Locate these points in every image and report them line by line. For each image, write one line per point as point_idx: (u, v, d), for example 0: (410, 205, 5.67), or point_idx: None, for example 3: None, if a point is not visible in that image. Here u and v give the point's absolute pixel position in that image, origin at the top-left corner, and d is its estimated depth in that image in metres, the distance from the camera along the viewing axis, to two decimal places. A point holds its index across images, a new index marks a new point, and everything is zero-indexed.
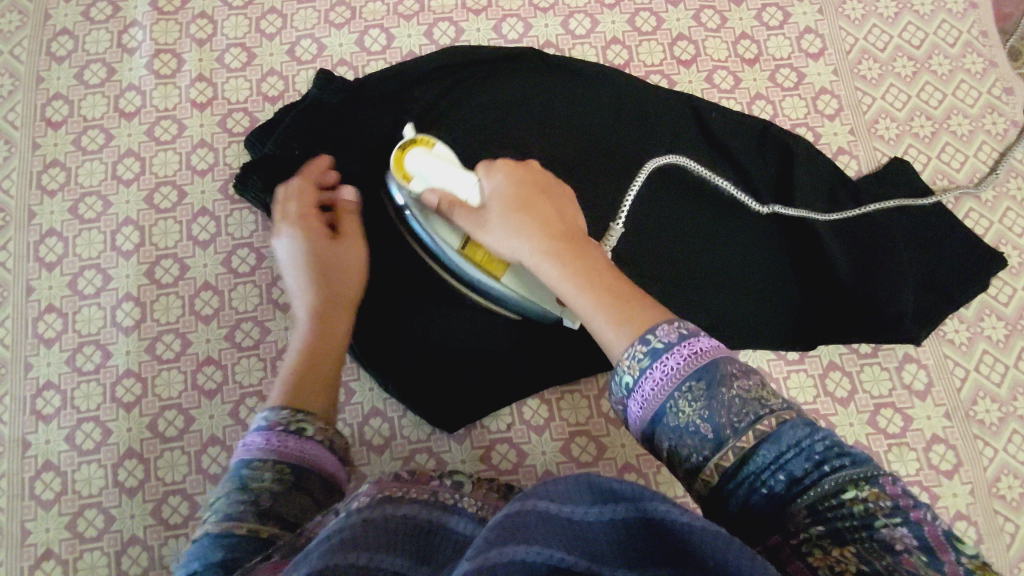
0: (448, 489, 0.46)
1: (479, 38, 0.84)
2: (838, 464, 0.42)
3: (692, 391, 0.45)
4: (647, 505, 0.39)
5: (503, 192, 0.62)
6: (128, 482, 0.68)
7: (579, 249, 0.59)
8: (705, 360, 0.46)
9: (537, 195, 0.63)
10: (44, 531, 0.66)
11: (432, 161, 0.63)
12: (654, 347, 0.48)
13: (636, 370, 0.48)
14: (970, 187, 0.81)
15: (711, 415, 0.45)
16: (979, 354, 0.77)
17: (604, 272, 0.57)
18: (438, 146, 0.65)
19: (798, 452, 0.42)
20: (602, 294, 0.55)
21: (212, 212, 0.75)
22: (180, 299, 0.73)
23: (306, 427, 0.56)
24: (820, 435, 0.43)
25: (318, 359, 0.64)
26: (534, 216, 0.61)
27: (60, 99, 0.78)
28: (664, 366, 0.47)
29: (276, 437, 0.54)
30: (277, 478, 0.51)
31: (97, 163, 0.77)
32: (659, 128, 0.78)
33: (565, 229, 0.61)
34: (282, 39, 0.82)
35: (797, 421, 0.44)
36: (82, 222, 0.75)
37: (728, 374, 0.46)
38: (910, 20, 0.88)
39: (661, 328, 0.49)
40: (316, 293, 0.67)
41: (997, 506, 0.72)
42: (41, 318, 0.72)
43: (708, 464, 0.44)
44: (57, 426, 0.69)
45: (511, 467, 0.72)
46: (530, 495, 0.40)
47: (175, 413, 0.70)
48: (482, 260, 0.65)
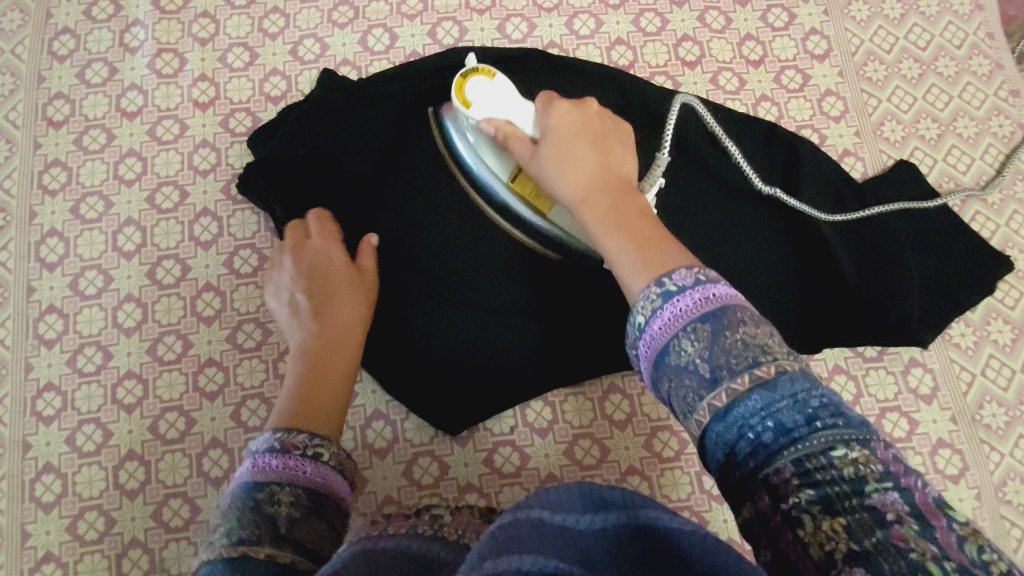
0: (427, 520, 0.46)
1: (483, 38, 0.83)
2: (830, 423, 0.42)
3: (697, 332, 0.45)
4: (637, 512, 0.43)
5: (549, 129, 0.61)
6: (128, 485, 0.67)
7: (617, 191, 0.58)
8: (717, 302, 0.46)
9: (586, 133, 0.62)
10: (44, 534, 0.66)
11: (494, 91, 0.62)
12: (668, 289, 0.48)
13: (649, 310, 0.48)
14: (976, 189, 0.81)
15: (710, 356, 0.45)
16: (985, 358, 0.76)
17: (635, 215, 0.56)
18: (501, 77, 0.63)
19: (793, 404, 0.42)
20: (625, 236, 0.54)
21: (214, 212, 0.75)
22: (181, 300, 0.72)
23: (322, 452, 0.55)
24: (815, 391, 0.43)
25: (324, 379, 0.64)
26: (575, 154, 0.60)
27: (62, 98, 0.78)
28: (675, 306, 0.47)
29: (290, 461, 0.53)
30: (291, 503, 0.50)
31: (99, 163, 0.76)
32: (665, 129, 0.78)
33: (606, 169, 0.60)
34: (285, 39, 0.81)
35: (796, 373, 0.43)
36: (84, 222, 0.74)
37: (736, 320, 0.46)
38: (916, 22, 0.87)
39: (678, 271, 0.49)
40: (325, 317, 0.67)
41: (1004, 511, 0.72)
42: (42, 319, 0.71)
43: (701, 404, 0.45)
44: (57, 427, 0.68)
45: (514, 470, 0.72)
46: (523, 506, 0.41)
47: (177, 416, 0.69)
48: (530, 194, 0.65)
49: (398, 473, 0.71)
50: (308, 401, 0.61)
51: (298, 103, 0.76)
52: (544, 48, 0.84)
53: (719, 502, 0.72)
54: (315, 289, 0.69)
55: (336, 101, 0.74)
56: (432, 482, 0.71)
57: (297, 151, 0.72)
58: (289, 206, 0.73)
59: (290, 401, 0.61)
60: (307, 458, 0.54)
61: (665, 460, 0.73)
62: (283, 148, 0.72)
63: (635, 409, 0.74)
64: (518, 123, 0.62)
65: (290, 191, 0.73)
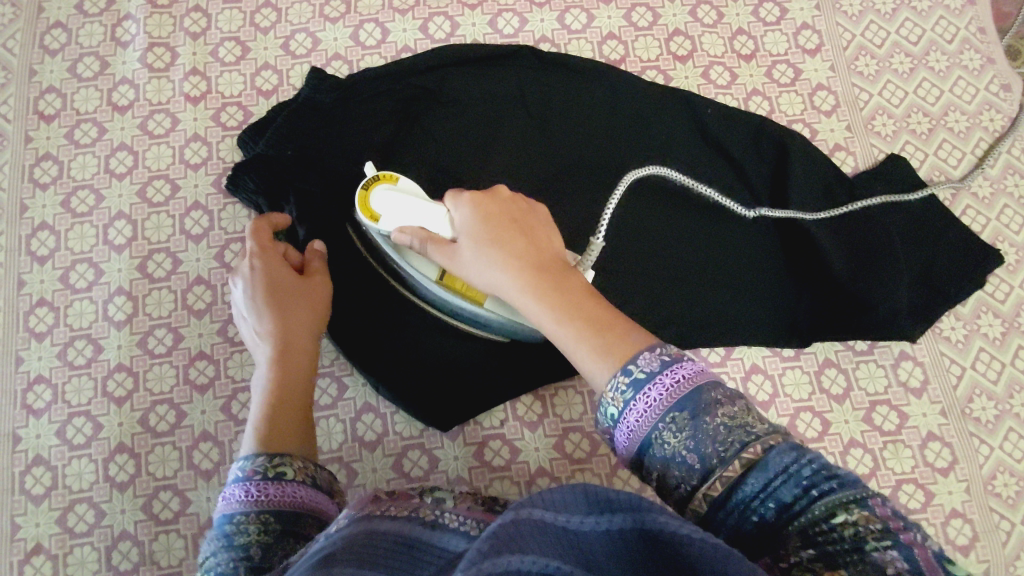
0: (430, 504, 0.46)
1: (474, 32, 0.83)
2: (826, 488, 0.41)
3: (675, 421, 0.45)
4: (645, 514, 0.40)
5: (474, 226, 0.59)
6: (119, 477, 0.67)
7: (561, 277, 0.57)
8: (688, 386, 0.46)
9: (516, 225, 0.60)
10: (34, 526, 0.66)
11: (399, 198, 0.61)
12: (636, 378, 0.47)
13: (620, 401, 0.47)
14: (963, 182, 0.81)
15: (694, 445, 0.44)
16: (975, 351, 0.76)
17: (586, 300, 0.55)
18: (404, 180, 0.64)
19: (786, 478, 0.42)
20: (579, 326, 0.53)
21: (206, 206, 0.75)
22: (172, 293, 0.72)
23: (286, 471, 0.55)
24: (806, 459, 0.42)
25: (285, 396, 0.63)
26: (511, 248, 0.58)
27: (54, 92, 0.78)
28: (647, 397, 0.46)
29: (254, 488, 0.53)
30: (262, 531, 0.51)
31: (90, 156, 0.76)
32: (654, 124, 0.78)
33: (543, 257, 0.58)
34: (277, 33, 0.81)
35: (784, 447, 0.43)
36: (75, 215, 0.74)
37: (711, 402, 0.45)
38: (908, 17, 0.87)
39: (643, 356, 0.48)
40: (278, 329, 0.66)
41: (993, 503, 0.72)
42: (32, 311, 0.71)
43: (696, 493, 0.44)
44: (48, 420, 0.69)
45: (504, 465, 0.72)
46: (528, 503, 0.40)
47: (167, 408, 0.69)
48: (462, 289, 0.63)
49: (389, 466, 0.71)
50: (273, 422, 0.61)
51: (287, 102, 0.76)
52: (535, 43, 0.84)
53: None
54: (267, 303, 0.66)
55: (325, 100, 0.74)
56: (422, 475, 0.71)
57: (285, 151, 0.72)
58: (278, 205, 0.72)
59: (253, 419, 0.62)
60: (272, 481, 0.54)
61: None
62: (271, 149, 0.72)
63: None
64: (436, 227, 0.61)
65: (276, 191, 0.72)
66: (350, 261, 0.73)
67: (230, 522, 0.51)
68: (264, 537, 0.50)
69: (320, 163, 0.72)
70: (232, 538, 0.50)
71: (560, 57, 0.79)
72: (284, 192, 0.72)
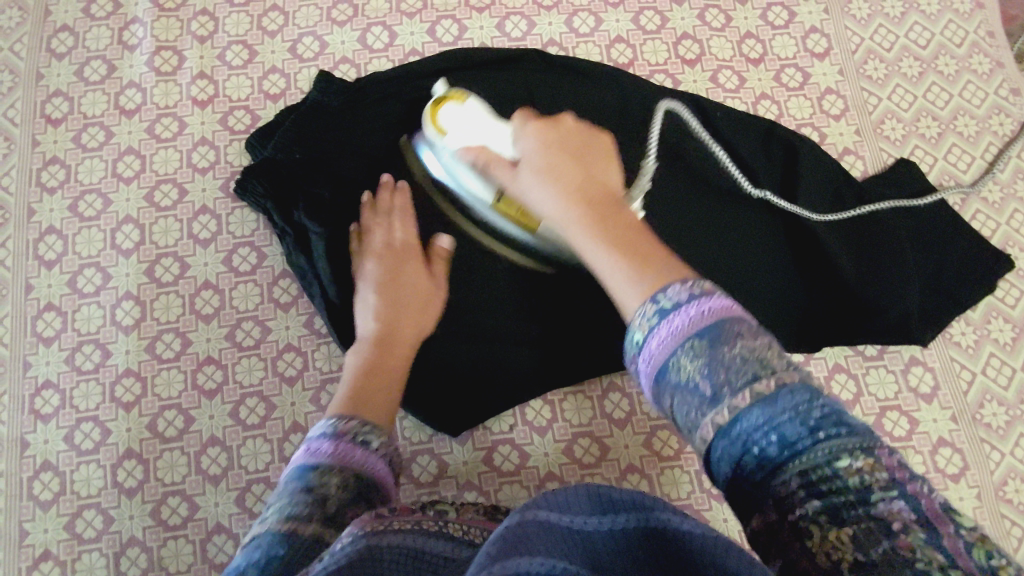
0: (583, 496, 0.48)
1: (552, 32, 0.97)
2: (834, 432, 0.45)
3: (694, 349, 0.48)
4: (768, 517, 0.42)
5: (534, 147, 0.68)
6: (249, 464, 0.81)
7: (608, 211, 0.62)
8: (713, 317, 0.49)
9: (571, 154, 0.67)
10: (213, 504, 0.80)
11: (467, 112, 0.73)
12: (663, 306, 0.50)
13: (645, 328, 0.50)
14: (967, 186, 0.91)
15: (709, 372, 0.47)
16: (985, 356, 0.86)
17: (637, 237, 0.59)
18: (472, 100, 0.75)
19: (794, 416, 0.45)
20: (624, 262, 0.57)
21: (294, 215, 0.82)
22: (259, 288, 0.87)
23: (467, 506, 0.61)
24: (816, 403, 0.46)
25: (375, 390, 0.75)
26: (561, 173, 0.65)
27: (173, 117, 0.92)
28: (675, 321, 0.49)
29: (470, 525, 0.57)
30: (472, 539, 0.54)
31: (211, 180, 0.90)
32: (666, 131, 0.88)
33: (597, 188, 0.65)
34: (422, 19, 0.97)
35: (795, 388, 0.46)
36: (196, 239, 0.88)
37: (734, 333, 0.48)
38: (916, 20, 0.99)
39: (672, 288, 0.51)
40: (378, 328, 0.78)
41: (1005, 510, 0.81)
42: (197, 296, 0.86)
43: (706, 421, 0.47)
44: (221, 402, 0.83)
45: (594, 460, 0.84)
46: (684, 494, 0.43)
47: (257, 401, 0.83)
48: (518, 215, 0.76)
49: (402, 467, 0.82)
50: (360, 402, 0.73)
51: (340, 95, 0.87)
52: (609, 43, 0.97)
53: None
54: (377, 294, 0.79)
55: (422, 124, 0.87)
56: (433, 478, 0.82)
57: (397, 173, 0.85)
58: (286, 212, 0.83)
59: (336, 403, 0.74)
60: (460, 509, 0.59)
61: (689, 438, 0.85)
62: (286, 161, 0.84)
63: None
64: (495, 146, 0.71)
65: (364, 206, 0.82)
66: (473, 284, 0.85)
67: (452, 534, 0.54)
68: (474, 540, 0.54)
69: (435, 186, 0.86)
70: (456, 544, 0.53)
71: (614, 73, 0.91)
72: (293, 196, 0.83)
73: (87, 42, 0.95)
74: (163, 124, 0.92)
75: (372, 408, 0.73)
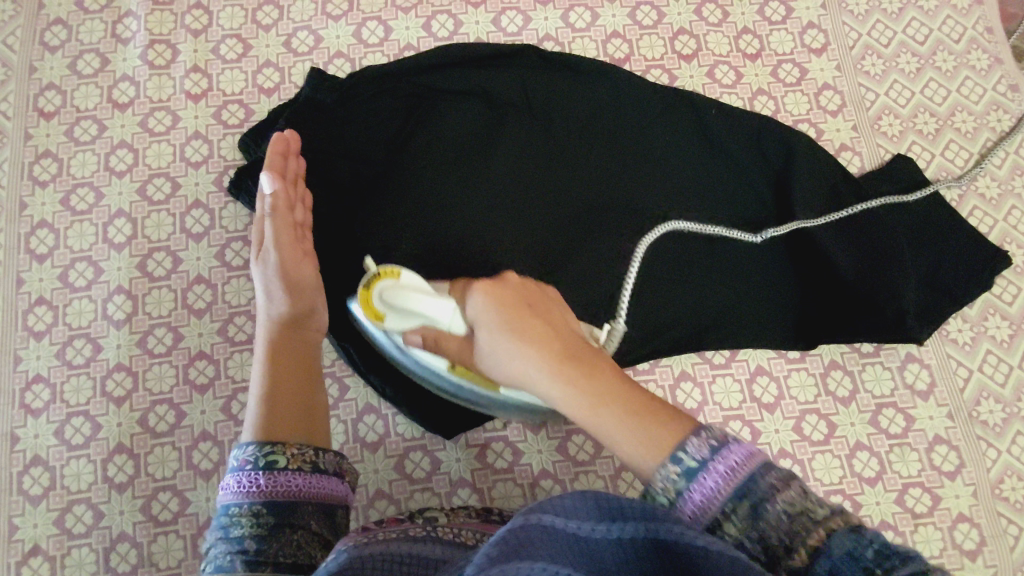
0: (421, 524, 0.50)
1: (547, 27, 0.84)
2: (888, 566, 0.39)
3: (735, 510, 0.44)
4: (659, 523, 0.39)
5: (493, 312, 0.57)
6: (117, 478, 0.67)
7: (584, 364, 0.53)
8: (743, 471, 0.44)
9: (523, 307, 0.58)
10: (32, 527, 0.65)
11: (403, 295, 0.58)
12: (688, 467, 0.45)
13: (670, 490, 0.46)
14: (952, 180, 0.80)
15: (756, 533, 0.43)
16: (982, 354, 0.75)
17: (604, 377, 0.53)
18: (407, 274, 0.59)
19: (846, 560, 0.40)
20: (624, 409, 0.50)
21: (206, 204, 0.74)
22: (172, 292, 0.72)
23: (278, 459, 0.56)
24: (866, 539, 0.40)
25: (284, 382, 0.62)
26: (530, 336, 0.55)
27: (53, 89, 0.77)
28: (702, 487, 0.45)
29: (247, 479, 0.54)
30: (256, 522, 0.52)
31: (90, 154, 0.76)
32: (639, 124, 0.77)
33: (560, 344, 0.55)
34: (349, 21, 0.81)
35: (843, 531, 0.41)
36: (75, 213, 0.74)
37: (768, 487, 0.44)
38: (915, 16, 0.87)
39: (692, 441, 0.46)
40: (285, 305, 0.64)
41: (1001, 508, 0.71)
42: (31, 310, 0.71)
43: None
44: (46, 420, 0.68)
45: (589, 458, 0.72)
46: (537, 508, 0.39)
47: (167, 408, 0.69)
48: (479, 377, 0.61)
49: (390, 469, 0.70)
50: (274, 407, 0.60)
51: (333, 90, 0.73)
52: (607, 38, 0.84)
53: None
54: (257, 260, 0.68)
55: (368, 105, 0.73)
56: (424, 477, 0.70)
57: (333, 156, 0.72)
58: None
59: (252, 410, 0.61)
60: (263, 471, 0.55)
61: None
62: None
63: None
64: (445, 322, 0.59)
65: (321, 195, 0.72)
66: (447, 239, 0.71)
67: (227, 513, 0.53)
68: (258, 528, 0.52)
69: (381, 166, 0.72)
70: (230, 530, 0.52)
71: (582, 60, 0.78)
72: None
73: (80, 36, 0.79)
74: (82, 127, 0.76)
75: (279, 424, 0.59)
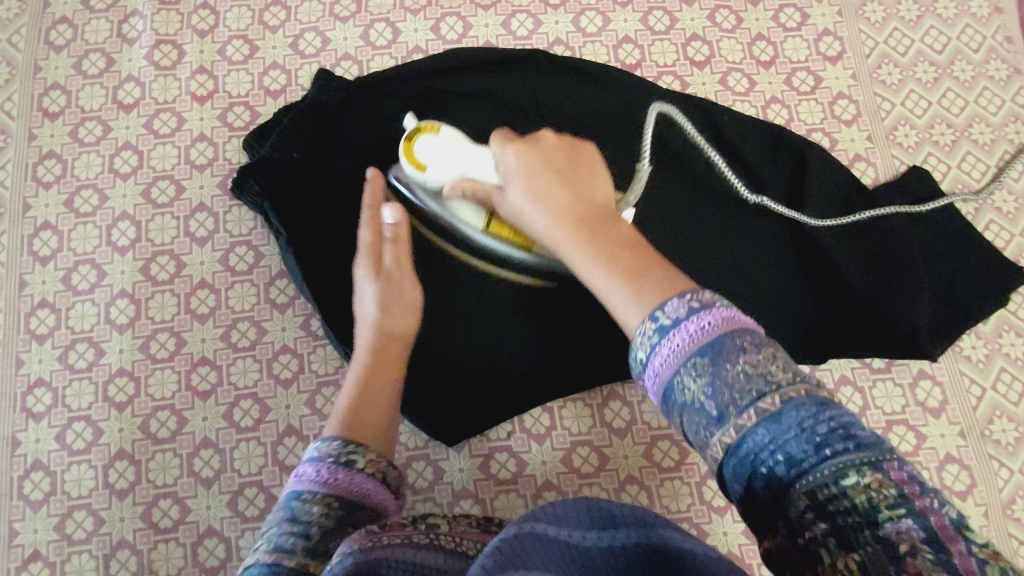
0: (424, 531, 0.47)
1: (558, 31, 0.83)
2: (840, 448, 0.37)
3: (696, 367, 0.40)
4: (650, 530, 0.40)
5: (518, 164, 0.57)
6: (118, 484, 0.66)
7: (595, 225, 0.52)
8: (715, 331, 0.41)
9: (550, 169, 0.56)
10: (32, 532, 0.65)
11: (444, 145, 0.61)
12: (662, 324, 0.42)
13: (646, 345, 0.43)
14: (967, 194, 0.78)
15: (713, 392, 0.40)
16: (996, 371, 0.74)
17: (615, 240, 0.51)
18: (445, 129, 0.63)
19: (799, 434, 0.37)
20: (616, 262, 0.49)
21: (211, 208, 0.74)
22: (176, 297, 0.71)
23: (357, 459, 0.54)
24: (825, 415, 0.38)
25: (378, 397, 0.61)
26: (543, 193, 0.55)
27: (58, 89, 0.77)
28: (673, 342, 0.41)
29: (327, 470, 0.52)
30: (327, 514, 0.49)
31: (95, 156, 0.75)
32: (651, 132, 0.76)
33: (574, 205, 0.54)
34: (356, 23, 0.80)
35: (803, 401, 0.38)
36: (78, 216, 0.73)
37: (736, 348, 0.40)
38: (933, 24, 0.85)
39: (671, 301, 0.43)
40: (397, 322, 0.64)
41: (1012, 529, 0.70)
42: (34, 313, 0.70)
43: (713, 441, 0.40)
44: (47, 424, 0.67)
45: (593, 470, 0.71)
46: (529, 518, 0.39)
47: (169, 414, 0.68)
48: (511, 237, 0.62)
49: None
50: (365, 416, 0.60)
51: (340, 92, 0.73)
52: (618, 43, 0.83)
53: (720, 514, 0.70)
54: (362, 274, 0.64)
55: (375, 107, 0.73)
56: (427, 487, 0.69)
57: (339, 157, 0.71)
58: (283, 211, 0.69)
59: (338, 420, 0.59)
60: (341, 466, 0.53)
61: (665, 470, 0.71)
62: (278, 152, 0.70)
63: (635, 417, 0.72)
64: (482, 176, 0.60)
65: (325, 195, 0.70)
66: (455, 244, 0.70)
67: (297, 498, 0.50)
68: (326, 519, 0.48)
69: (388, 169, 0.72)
70: (297, 513, 0.48)
71: (592, 65, 0.77)
72: (292, 193, 0.70)
73: (85, 35, 0.78)
74: (87, 127, 0.76)
75: (364, 430, 0.58)
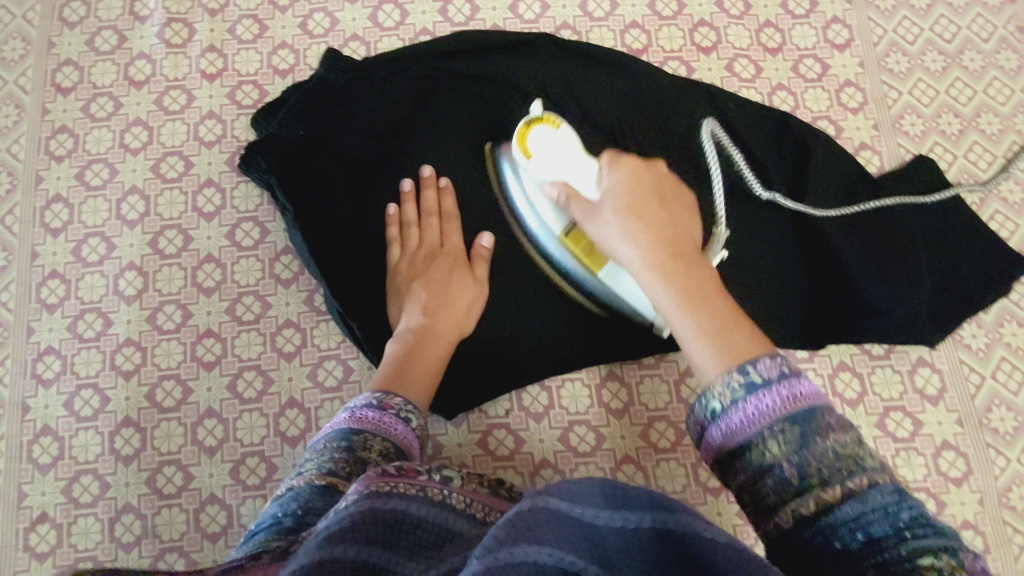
0: (437, 484, 0.46)
1: (565, 15, 0.83)
2: (918, 533, 0.39)
3: (784, 432, 0.44)
4: (669, 515, 0.38)
5: (621, 191, 0.60)
6: (124, 450, 0.68)
7: (689, 265, 0.57)
8: (803, 403, 0.45)
9: (655, 199, 0.60)
10: (41, 495, 0.66)
11: (562, 143, 0.62)
12: (752, 380, 0.46)
13: (729, 398, 0.47)
14: (973, 184, 0.78)
15: (797, 460, 0.43)
16: (996, 361, 0.74)
17: (707, 283, 0.56)
18: (565, 128, 0.63)
19: (882, 515, 0.40)
20: (705, 311, 0.54)
21: (218, 183, 0.75)
22: (183, 270, 0.72)
23: (411, 418, 0.58)
24: (906, 503, 0.41)
25: (418, 358, 0.65)
26: (645, 222, 0.59)
27: (71, 65, 0.78)
28: (760, 403, 0.46)
29: (386, 416, 0.57)
30: (380, 454, 0.53)
31: (106, 130, 0.76)
32: (657, 116, 0.76)
33: (673, 240, 0.58)
34: (365, 4, 0.81)
35: (888, 488, 0.42)
36: (89, 188, 0.75)
37: (824, 424, 0.44)
38: (943, 13, 0.85)
39: (763, 361, 0.47)
40: (470, 319, 0.69)
41: (1007, 517, 0.70)
42: (45, 283, 0.72)
43: (784, 506, 0.43)
44: (56, 391, 0.69)
45: (590, 449, 0.72)
46: (543, 493, 0.39)
47: (174, 384, 0.69)
48: (583, 251, 0.64)
49: None
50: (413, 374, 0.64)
51: (348, 71, 0.74)
52: (624, 28, 0.83)
53: (714, 495, 0.70)
54: (450, 270, 0.69)
55: (381, 87, 0.74)
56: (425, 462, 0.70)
57: (344, 135, 0.72)
58: (288, 186, 0.70)
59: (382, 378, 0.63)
60: (400, 419, 0.57)
61: (660, 450, 0.72)
62: (285, 128, 0.72)
63: (633, 398, 0.73)
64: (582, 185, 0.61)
65: (330, 172, 0.72)
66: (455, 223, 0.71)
67: (354, 432, 0.54)
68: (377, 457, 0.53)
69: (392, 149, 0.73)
70: (352, 443, 0.53)
71: (600, 50, 0.78)
72: (298, 169, 0.71)
73: (98, 12, 0.79)
74: (99, 103, 0.77)
75: (407, 383, 0.63)
